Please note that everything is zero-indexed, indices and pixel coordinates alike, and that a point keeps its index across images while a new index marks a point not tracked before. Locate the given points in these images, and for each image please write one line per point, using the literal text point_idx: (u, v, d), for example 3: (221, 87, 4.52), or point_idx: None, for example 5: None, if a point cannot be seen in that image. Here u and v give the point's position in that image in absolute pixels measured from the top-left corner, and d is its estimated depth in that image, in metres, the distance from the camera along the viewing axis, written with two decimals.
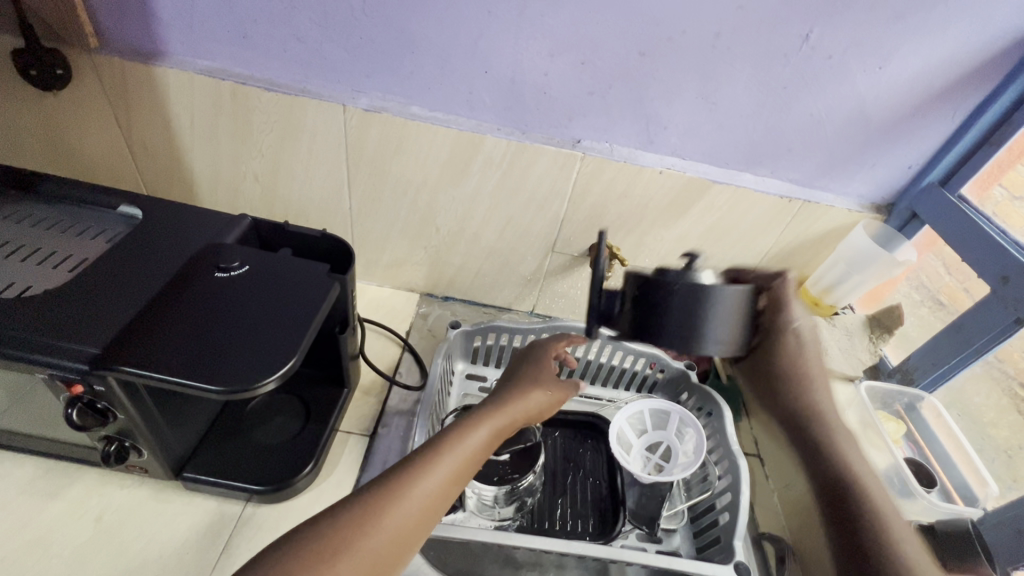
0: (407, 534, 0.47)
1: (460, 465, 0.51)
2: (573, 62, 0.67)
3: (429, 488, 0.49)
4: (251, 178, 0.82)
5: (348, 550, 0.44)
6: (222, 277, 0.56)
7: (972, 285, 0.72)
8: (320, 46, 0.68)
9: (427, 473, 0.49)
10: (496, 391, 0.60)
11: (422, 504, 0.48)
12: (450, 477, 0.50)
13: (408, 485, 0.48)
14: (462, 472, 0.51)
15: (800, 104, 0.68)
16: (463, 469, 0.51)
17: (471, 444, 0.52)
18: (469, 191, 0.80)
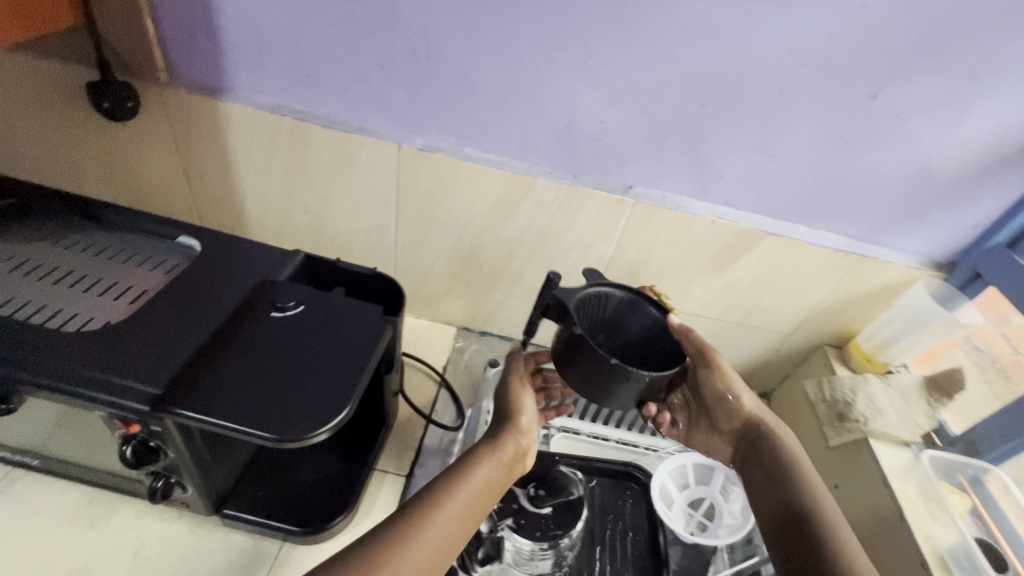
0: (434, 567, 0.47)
1: (475, 499, 0.52)
2: (632, 112, 0.66)
3: (448, 525, 0.49)
4: (300, 209, 0.83)
5: None
6: (278, 317, 0.56)
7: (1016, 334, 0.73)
8: (381, 86, 0.69)
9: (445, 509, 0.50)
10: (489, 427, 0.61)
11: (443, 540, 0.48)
12: (458, 519, 0.50)
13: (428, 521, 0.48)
14: (478, 507, 0.53)
15: (863, 160, 0.67)
16: (469, 510, 0.51)
17: (474, 482, 0.53)
18: (516, 231, 0.80)
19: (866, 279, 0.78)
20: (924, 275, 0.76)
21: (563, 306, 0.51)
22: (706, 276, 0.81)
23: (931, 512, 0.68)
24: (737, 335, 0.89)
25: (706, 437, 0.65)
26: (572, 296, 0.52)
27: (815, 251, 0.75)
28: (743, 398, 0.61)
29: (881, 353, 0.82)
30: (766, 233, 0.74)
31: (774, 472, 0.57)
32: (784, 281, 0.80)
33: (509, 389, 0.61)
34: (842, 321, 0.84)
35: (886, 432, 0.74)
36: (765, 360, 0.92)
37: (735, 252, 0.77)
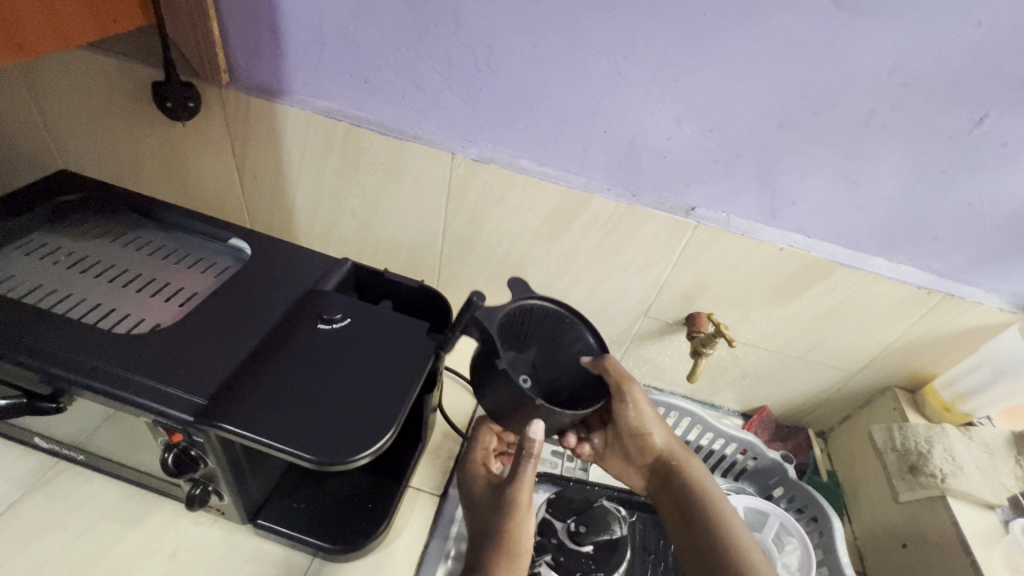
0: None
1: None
2: (702, 129, 0.62)
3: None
4: (348, 214, 0.82)
5: None
6: (324, 329, 0.55)
7: None
8: (438, 94, 0.67)
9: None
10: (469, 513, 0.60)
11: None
12: None
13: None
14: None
15: (958, 192, 0.61)
16: None
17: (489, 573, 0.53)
18: (566, 247, 0.77)
19: (950, 319, 0.71)
20: (1019, 320, 0.68)
21: (485, 329, 0.55)
22: (767, 305, 0.76)
23: None
24: (796, 369, 0.83)
25: (621, 462, 0.69)
26: (495, 318, 0.56)
27: (894, 286, 0.69)
28: (653, 432, 0.64)
29: (961, 402, 0.75)
30: (840, 264, 0.69)
31: (689, 510, 0.62)
32: (855, 316, 0.74)
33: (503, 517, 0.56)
34: (917, 363, 0.77)
35: (967, 492, 0.67)
36: (825, 397, 0.86)
37: (803, 283, 0.72)
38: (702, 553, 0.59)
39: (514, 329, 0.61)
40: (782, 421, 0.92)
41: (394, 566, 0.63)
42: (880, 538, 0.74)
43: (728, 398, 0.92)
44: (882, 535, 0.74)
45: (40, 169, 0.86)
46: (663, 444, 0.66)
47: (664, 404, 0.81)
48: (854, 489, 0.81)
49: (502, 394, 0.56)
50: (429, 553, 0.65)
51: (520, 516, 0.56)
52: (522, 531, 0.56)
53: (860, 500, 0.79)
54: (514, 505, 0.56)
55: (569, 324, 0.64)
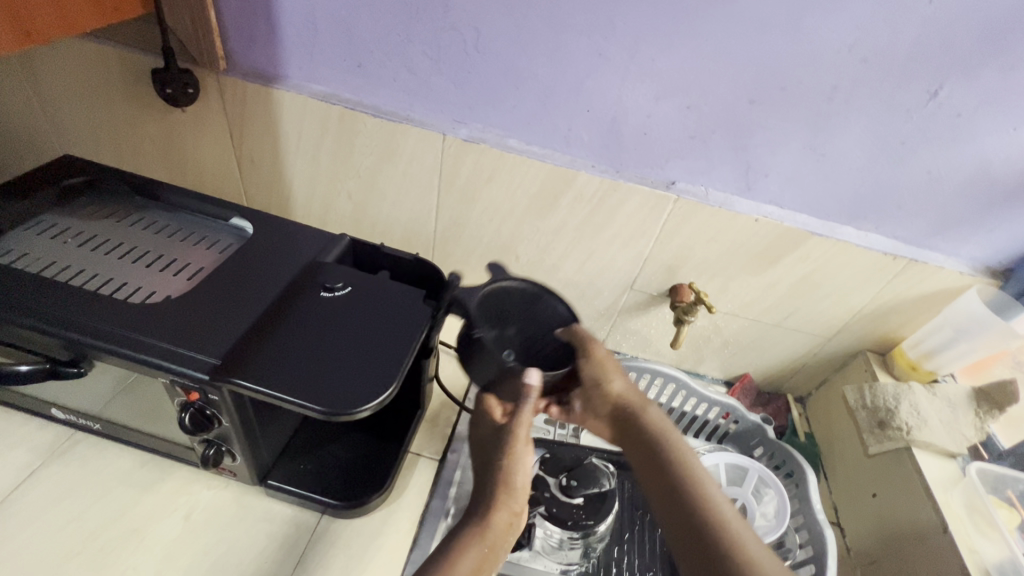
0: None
1: (485, 555, 0.51)
2: (679, 106, 0.66)
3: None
4: (345, 196, 0.85)
5: None
6: (327, 297, 0.59)
7: None
8: (429, 77, 0.70)
9: (456, 566, 0.49)
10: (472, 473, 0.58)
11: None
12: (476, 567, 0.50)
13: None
14: (489, 561, 0.52)
15: (918, 161, 0.65)
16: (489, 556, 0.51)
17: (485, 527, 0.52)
18: (554, 223, 0.81)
19: (916, 283, 0.75)
20: (978, 283, 0.73)
21: (464, 304, 0.63)
22: (745, 275, 0.80)
23: (975, 525, 0.65)
24: (775, 336, 0.88)
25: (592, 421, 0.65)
26: (472, 296, 0.63)
27: (862, 253, 0.73)
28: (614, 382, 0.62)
29: (925, 362, 0.80)
30: (811, 233, 0.73)
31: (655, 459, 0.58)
32: (828, 283, 0.78)
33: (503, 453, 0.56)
34: (886, 327, 0.82)
35: (930, 442, 0.72)
36: (803, 364, 0.91)
37: (778, 252, 0.76)
38: (681, 518, 0.53)
39: (491, 307, 0.64)
40: (762, 388, 0.96)
41: (397, 523, 0.67)
42: (853, 492, 0.79)
43: (712, 367, 0.96)
44: (855, 488, 0.79)
45: (43, 157, 0.88)
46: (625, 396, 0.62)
47: (652, 372, 0.84)
48: (830, 448, 0.86)
49: (489, 366, 0.62)
50: (430, 511, 0.69)
51: (518, 454, 0.56)
52: (520, 466, 0.55)
53: (835, 459, 0.84)
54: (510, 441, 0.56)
55: (543, 299, 0.67)
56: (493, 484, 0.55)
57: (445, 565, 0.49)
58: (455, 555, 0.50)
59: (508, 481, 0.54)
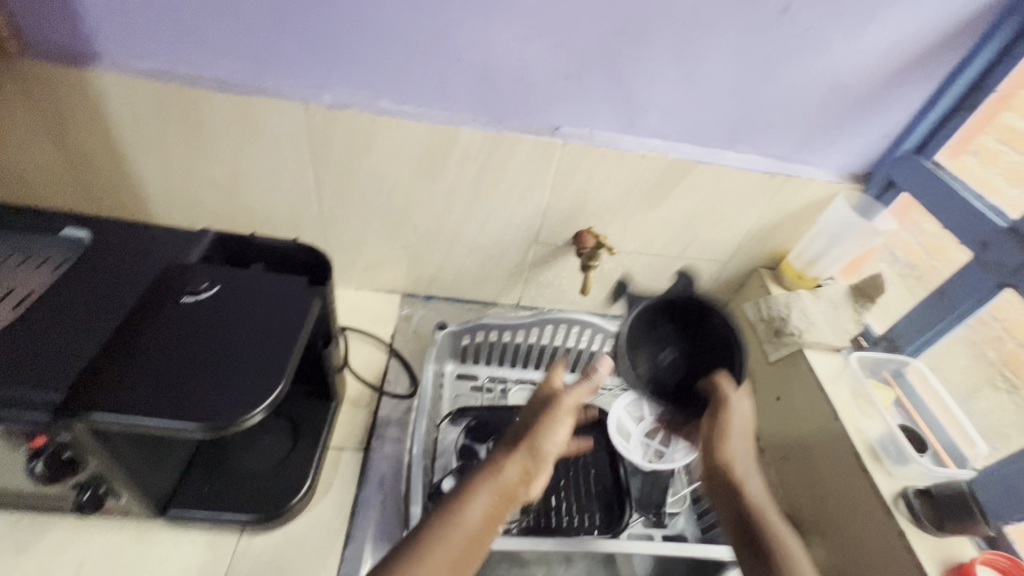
0: (463, 562, 0.46)
1: (500, 499, 0.50)
2: (550, 46, 0.63)
3: (474, 524, 0.47)
4: (209, 186, 0.76)
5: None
6: (189, 302, 0.52)
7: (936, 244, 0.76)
8: (274, 39, 0.62)
9: (467, 508, 0.48)
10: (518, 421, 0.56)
11: (467, 536, 0.47)
12: (488, 518, 0.48)
13: (456, 524, 0.47)
14: (502, 508, 0.50)
15: (780, 78, 0.67)
16: (500, 507, 0.49)
17: (504, 477, 0.50)
18: (446, 185, 0.77)
19: (794, 197, 0.80)
20: (843, 189, 0.79)
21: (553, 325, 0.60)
22: (642, 212, 0.81)
23: (860, 408, 0.72)
24: (678, 268, 0.91)
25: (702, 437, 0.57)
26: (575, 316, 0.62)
27: (743, 174, 0.76)
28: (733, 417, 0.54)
29: (809, 269, 0.86)
30: (695, 162, 0.74)
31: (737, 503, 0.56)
32: (717, 209, 0.81)
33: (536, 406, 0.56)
34: (774, 242, 0.87)
35: (819, 341, 0.78)
36: (707, 289, 0.95)
37: (668, 185, 0.77)
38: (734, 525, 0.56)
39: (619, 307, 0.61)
40: None
41: (326, 524, 0.64)
42: (761, 398, 0.85)
43: (628, 307, 0.99)
44: (762, 395, 0.85)
45: None
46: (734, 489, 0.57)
47: (567, 321, 0.83)
48: (739, 363, 0.92)
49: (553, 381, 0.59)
50: (360, 504, 0.66)
51: (558, 426, 0.54)
52: (554, 433, 0.54)
53: (744, 372, 0.90)
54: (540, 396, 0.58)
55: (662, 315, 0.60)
56: (518, 434, 0.54)
57: (455, 509, 0.48)
58: (467, 499, 0.48)
59: (528, 433, 0.53)
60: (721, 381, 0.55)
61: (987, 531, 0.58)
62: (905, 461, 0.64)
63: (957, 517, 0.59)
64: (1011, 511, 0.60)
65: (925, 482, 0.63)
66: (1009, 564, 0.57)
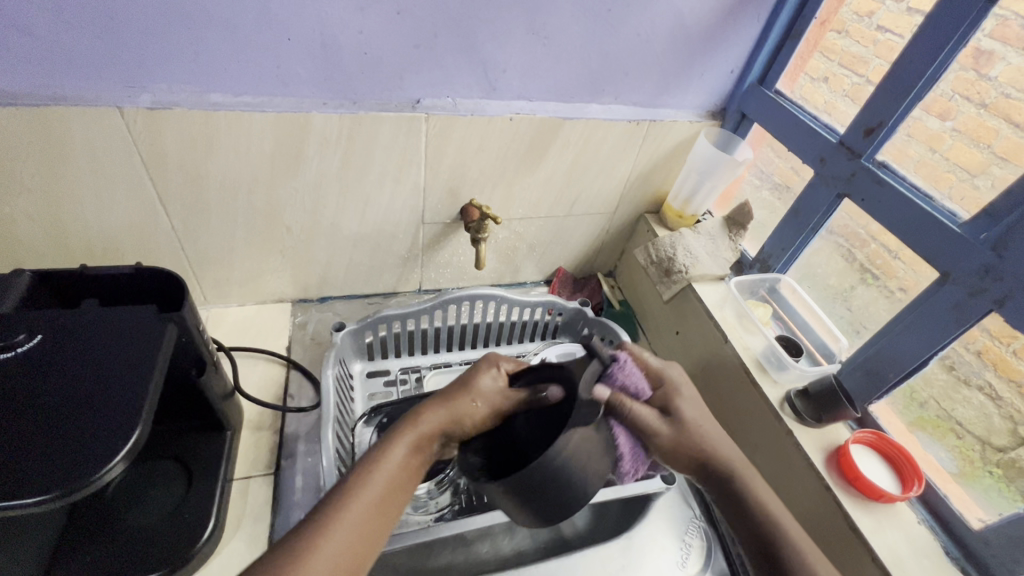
0: (386, 509, 0.46)
1: (421, 444, 0.48)
2: (388, 13, 0.59)
3: (394, 471, 0.47)
4: (24, 220, 0.65)
5: (316, 549, 0.42)
6: (5, 359, 0.45)
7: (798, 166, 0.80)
8: (60, 36, 0.53)
9: (386, 456, 0.47)
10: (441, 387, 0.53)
11: (389, 483, 0.46)
12: (405, 466, 0.47)
13: (371, 477, 0.46)
14: (427, 449, 0.49)
15: (627, 26, 0.68)
16: (416, 457, 0.48)
17: (418, 430, 0.48)
18: (311, 178, 0.71)
19: (662, 141, 0.83)
20: (703, 127, 0.84)
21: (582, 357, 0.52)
22: (523, 177, 0.81)
23: (743, 326, 0.78)
24: (570, 226, 0.92)
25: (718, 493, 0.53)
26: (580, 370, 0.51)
27: (611, 125, 0.77)
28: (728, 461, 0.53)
29: (687, 207, 0.89)
30: (563, 118, 0.74)
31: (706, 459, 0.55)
32: (594, 163, 0.82)
33: (469, 374, 0.53)
34: (652, 186, 0.90)
35: (703, 273, 0.83)
36: (601, 242, 0.98)
37: (542, 146, 0.77)
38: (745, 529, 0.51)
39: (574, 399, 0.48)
40: (577, 274, 1.03)
41: (242, 560, 0.60)
42: (663, 335, 0.91)
43: (530, 272, 0.99)
44: (664, 333, 0.90)
45: None
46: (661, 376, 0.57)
47: (469, 298, 0.82)
48: (640, 307, 0.96)
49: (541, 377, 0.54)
50: (278, 528, 0.63)
51: (476, 388, 0.51)
52: (471, 399, 0.50)
53: (646, 314, 0.94)
54: (477, 364, 0.54)
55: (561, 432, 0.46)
56: (446, 395, 0.51)
57: (377, 457, 0.47)
58: (388, 447, 0.47)
59: (453, 408, 0.49)
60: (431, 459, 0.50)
61: (854, 413, 0.64)
62: (785, 366, 0.71)
63: (830, 405, 0.65)
64: (870, 393, 0.69)
65: (804, 381, 0.71)
66: (874, 438, 0.66)
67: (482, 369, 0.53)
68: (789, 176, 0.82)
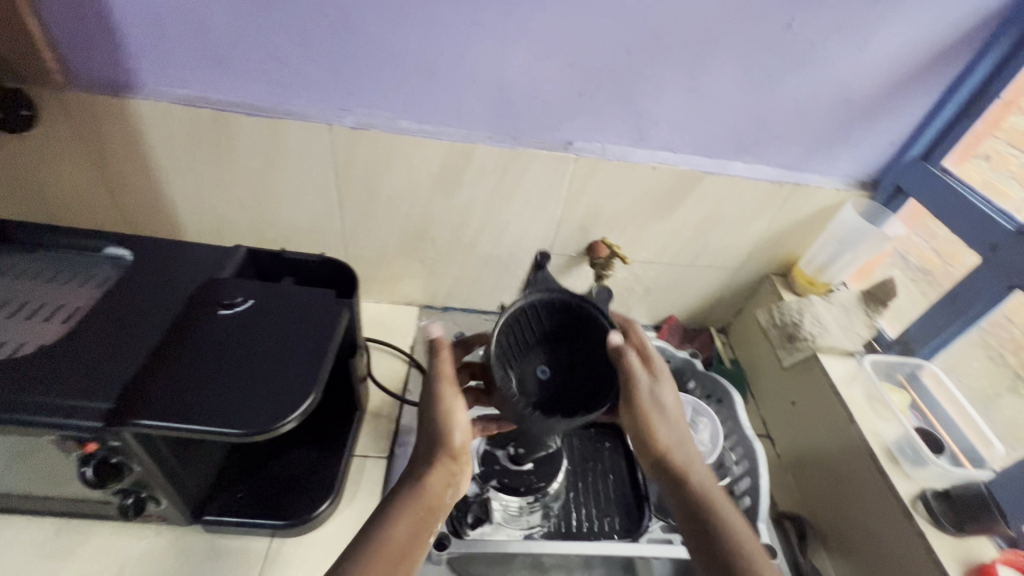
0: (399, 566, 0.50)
1: (423, 517, 0.54)
2: (561, 66, 0.66)
3: (400, 542, 0.51)
4: (237, 205, 0.79)
5: None
6: (227, 314, 0.56)
7: (943, 245, 0.78)
8: (301, 66, 0.66)
9: (394, 527, 0.52)
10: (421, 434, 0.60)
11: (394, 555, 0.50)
12: (415, 527, 0.53)
13: (381, 542, 0.51)
14: (428, 522, 0.54)
15: (785, 91, 0.70)
16: (427, 516, 0.54)
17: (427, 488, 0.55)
18: (463, 201, 0.79)
19: (802, 205, 0.82)
20: (852, 195, 0.80)
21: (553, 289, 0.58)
22: (654, 222, 0.83)
23: (876, 411, 0.73)
24: (691, 276, 0.92)
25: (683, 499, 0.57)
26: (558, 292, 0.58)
27: (752, 184, 0.78)
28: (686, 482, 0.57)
29: (820, 275, 0.87)
30: (704, 172, 0.76)
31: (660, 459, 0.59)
32: (727, 218, 0.83)
33: (440, 418, 0.57)
34: (784, 249, 0.88)
35: (832, 346, 0.79)
36: (720, 296, 0.97)
37: (678, 195, 0.79)
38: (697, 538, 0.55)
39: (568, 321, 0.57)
40: (688, 324, 1.02)
41: (352, 529, 0.67)
42: (776, 403, 0.87)
43: (641, 315, 1.00)
44: (778, 400, 0.86)
45: None
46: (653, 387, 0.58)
47: None
48: (754, 368, 0.93)
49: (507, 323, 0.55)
50: None
51: (449, 405, 0.57)
52: (456, 429, 0.57)
53: (759, 377, 0.91)
54: (441, 397, 0.57)
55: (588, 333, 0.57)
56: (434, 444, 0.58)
57: (382, 533, 0.51)
58: (389, 525, 0.52)
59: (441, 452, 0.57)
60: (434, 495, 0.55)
61: (1006, 529, 0.58)
62: (922, 462, 0.65)
63: (974, 514, 0.60)
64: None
65: (943, 483, 0.65)
66: None
67: (440, 389, 0.58)
68: (929, 257, 0.81)
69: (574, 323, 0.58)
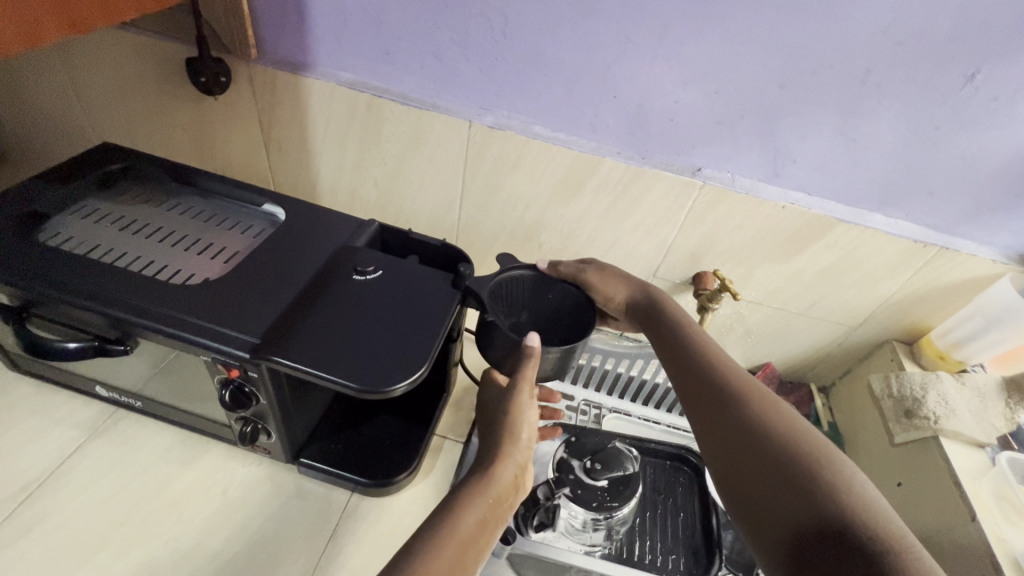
0: (469, 553, 0.46)
1: (491, 506, 0.50)
2: (707, 91, 0.65)
3: (470, 529, 0.48)
4: (370, 183, 0.86)
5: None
6: (359, 280, 0.61)
7: None
8: (457, 64, 0.71)
9: (466, 512, 0.49)
10: (483, 430, 0.59)
11: (464, 540, 0.47)
12: (486, 515, 0.50)
13: (453, 526, 0.47)
14: (496, 513, 0.51)
15: (952, 146, 0.64)
16: (497, 506, 0.51)
17: (500, 474, 0.53)
18: (578, 210, 0.81)
19: (946, 272, 0.75)
20: (1010, 270, 0.72)
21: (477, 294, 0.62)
22: (771, 263, 0.80)
23: (1005, 515, 0.65)
24: (799, 326, 0.87)
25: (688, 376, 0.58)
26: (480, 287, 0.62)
27: (891, 240, 0.72)
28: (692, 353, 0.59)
29: (954, 351, 0.80)
30: (839, 220, 0.72)
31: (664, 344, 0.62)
32: (853, 272, 0.77)
33: (508, 413, 0.57)
34: (913, 315, 0.81)
35: (958, 432, 0.71)
36: (828, 353, 0.90)
37: (805, 239, 0.75)
38: (700, 401, 0.55)
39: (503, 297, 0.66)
40: (785, 376, 0.97)
41: (423, 503, 0.70)
42: (877, 479, 0.79)
43: (734, 356, 0.96)
44: (880, 477, 0.79)
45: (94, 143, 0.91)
46: (631, 299, 0.68)
47: None
48: (853, 439, 0.86)
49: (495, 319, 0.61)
50: None
51: (522, 403, 0.58)
52: (524, 421, 0.57)
53: (859, 448, 0.84)
54: (516, 396, 0.58)
55: (543, 282, 0.68)
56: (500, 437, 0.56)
57: (453, 514, 0.48)
58: (461, 508, 0.49)
59: (509, 443, 0.55)
60: (504, 489, 0.52)
61: None
62: None
63: None
64: None
65: None
66: None
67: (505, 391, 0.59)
68: None
69: (535, 283, 0.68)
